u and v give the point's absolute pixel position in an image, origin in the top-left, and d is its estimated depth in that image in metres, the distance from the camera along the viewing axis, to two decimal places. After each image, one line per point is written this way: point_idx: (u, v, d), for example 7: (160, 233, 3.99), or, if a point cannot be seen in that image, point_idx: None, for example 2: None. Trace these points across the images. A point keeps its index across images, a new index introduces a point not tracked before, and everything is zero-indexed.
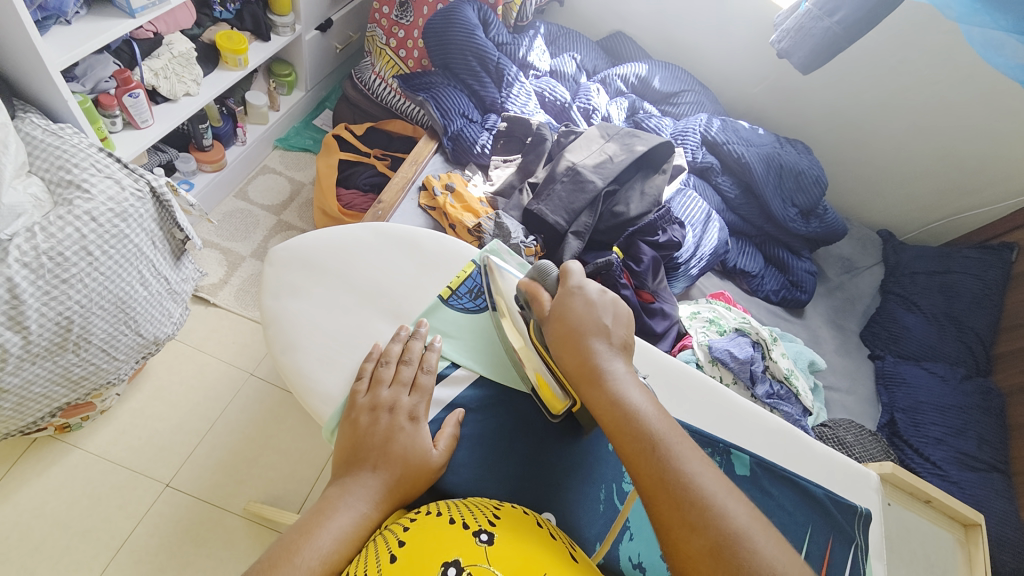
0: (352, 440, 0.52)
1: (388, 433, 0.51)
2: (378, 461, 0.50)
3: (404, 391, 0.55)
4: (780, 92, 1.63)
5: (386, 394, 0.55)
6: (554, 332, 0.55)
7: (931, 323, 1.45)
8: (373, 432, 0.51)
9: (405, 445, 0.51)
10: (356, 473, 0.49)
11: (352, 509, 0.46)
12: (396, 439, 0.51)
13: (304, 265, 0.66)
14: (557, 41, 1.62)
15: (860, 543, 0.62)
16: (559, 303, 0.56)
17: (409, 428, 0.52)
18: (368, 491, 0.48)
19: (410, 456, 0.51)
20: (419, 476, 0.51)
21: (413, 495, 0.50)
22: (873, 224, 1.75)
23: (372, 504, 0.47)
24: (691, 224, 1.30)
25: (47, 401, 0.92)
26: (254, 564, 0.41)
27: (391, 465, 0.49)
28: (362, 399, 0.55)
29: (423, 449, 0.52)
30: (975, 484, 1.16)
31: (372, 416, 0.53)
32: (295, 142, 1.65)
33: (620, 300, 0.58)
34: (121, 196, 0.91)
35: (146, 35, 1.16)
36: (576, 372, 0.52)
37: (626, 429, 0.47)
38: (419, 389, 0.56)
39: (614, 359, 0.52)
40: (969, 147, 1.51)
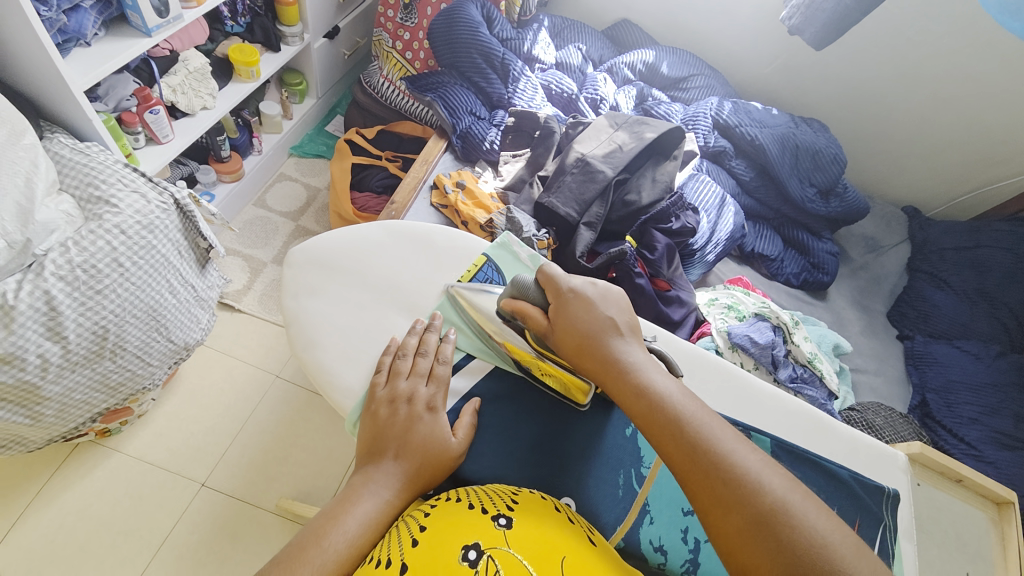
0: (373, 430, 0.53)
1: (407, 422, 0.53)
2: (399, 450, 0.51)
3: (422, 382, 0.57)
4: (793, 70, 1.59)
5: (403, 386, 0.56)
6: (558, 336, 0.56)
7: (963, 300, 1.39)
8: (392, 422, 0.53)
9: (423, 434, 0.52)
10: (378, 462, 0.51)
11: (376, 496, 0.48)
12: (416, 428, 0.53)
13: (320, 265, 0.68)
14: (561, 33, 1.61)
15: (888, 524, 0.62)
16: (555, 309, 0.57)
17: (427, 417, 0.54)
18: (390, 478, 0.49)
19: (428, 444, 0.52)
20: (439, 463, 0.52)
21: (433, 482, 0.52)
22: (897, 201, 1.70)
23: (394, 490, 0.49)
24: (705, 210, 1.28)
25: (88, 406, 0.97)
26: (285, 548, 0.43)
27: (412, 453, 0.51)
28: (381, 391, 0.56)
29: (442, 438, 0.53)
30: (1013, 464, 1.13)
31: (392, 407, 0.55)
32: (309, 149, 1.69)
33: (611, 289, 0.59)
34: (147, 208, 0.95)
35: (162, 53, 1.21)
36: (597, 369, 0.53)
37: (658, 419, 0.48)
38: (435, 379, 0.57)
39: (630, 349, 0.54)
40: (997, 116, 1.44)
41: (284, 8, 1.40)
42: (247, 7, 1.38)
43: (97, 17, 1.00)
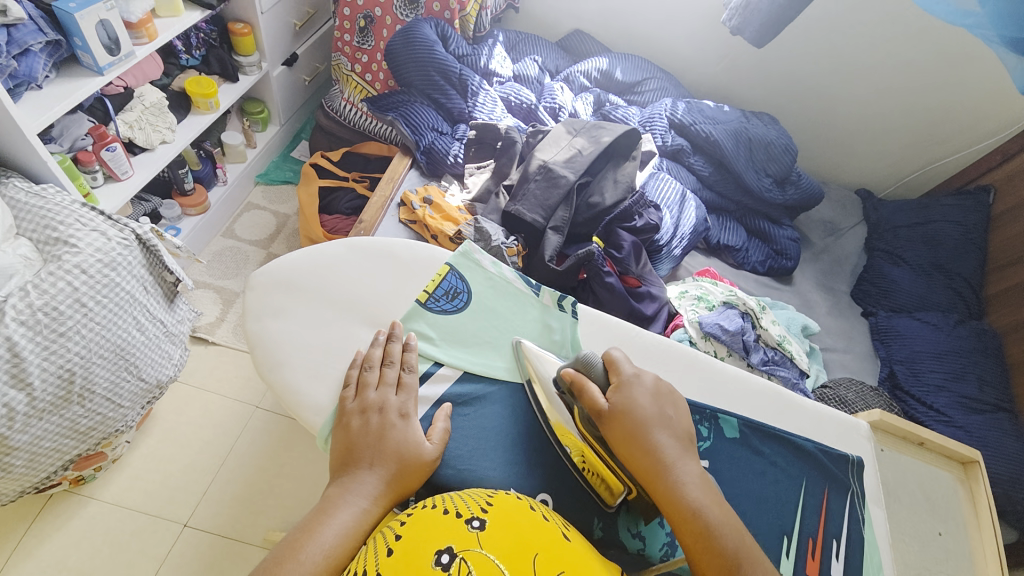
0: (346, 442, 0.55)
1: (380, 431, 0.55)
2: (373, 458, 0.53)
3: (391, 391, 0.58)
4: (740, 68, 1.67)
5: (373, 396, 0.58)
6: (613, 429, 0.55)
7: (918, 273, 1.46)
8: (365, 432, 0.55)
9: (396, 441, 0.54)
10: (353, 472, 0.52)
11: (353, 505, 0.50)
12: (389, 437, 0.54)
13: (283, 286, 0.68)
14: (517, 47, 1.65)
15: (856, 490, 0.65)
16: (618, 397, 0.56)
17: (400, 424, 0.56)
18: (366, 488, 0.51)
19: (402, 451, 0.54)
20: (414, 469, 0.54)
21: (410, 488, 0.53)
22: (850, 185, 1.78)
23: (371, 499, 0.51)
24: (667, 206, 1.33)
25: (58, 455, 0.94)
26: (262, 563, 0.45)
27: (386, 461, 0.53)
28: (351, 404, 0.58)
29: (416, 444, 0.55)
30: (980, 426, 1.18)
31: (363, 418, 0.56)
32: (275, 176, 1.69)
33: (671, 387, 0.60)
34: (108, 246, 0.93)
35: (116, 90, 1.19)
36: (648, 470, 0.53)
37: (706, 541, 0.48)
38: (405, 387, 0.59)
39: (684, 456, 0.54)
40: (931, 98, 1.54)
41: (239, 39, 1.41)
42: (202, 39, 1.39)
43: (47, 60, 0.99)
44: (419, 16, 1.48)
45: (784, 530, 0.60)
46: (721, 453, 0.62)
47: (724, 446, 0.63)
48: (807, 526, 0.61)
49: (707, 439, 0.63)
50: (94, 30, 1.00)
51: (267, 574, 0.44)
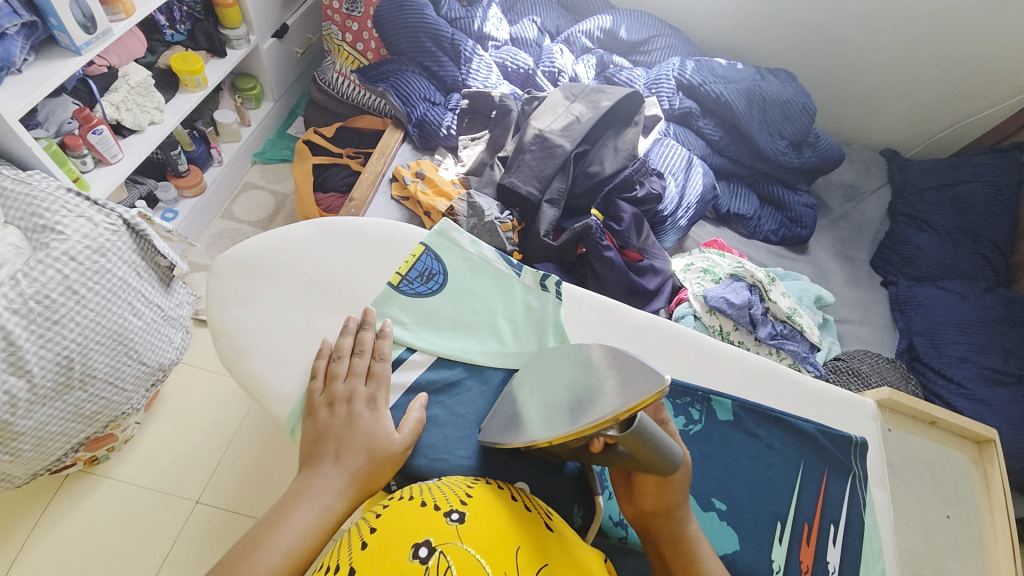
0: (315, 434, 0.54)
1: (347, 423, 0.53)
2: (339, 451, 0.52)
3: (360, 381, 0.57)
4: (755, 21, 1.54)
5: (341, 387, 0.56)
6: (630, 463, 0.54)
7: (945, 239, 1.37)
8: (332, 424, 0.54)
9: (363, 432, 0.53)
10: (318, 466, 0.51)
11: (316, 501, 0.48)
12: (356, 428, 0.53)
13: (247, 272, 0.66)
14: (514, 6, 1.56)
15: (857, 472, 0.65)
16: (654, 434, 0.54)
17: (368, 416, 0.54)
18: (330, 482, 0.50)
19: (369, 443, 0.52)
20: (382, 462, 0.52)
21: (379, 480, 0.52)
22: (874, 145, 1.66)
23: (336, 494, 0.49)
24: (672, 174, 1.26)
25: (67, 437, 0.97)
26: (218, 565, 0.44)
27: (353, 454, 0.51)
28: (320, 395, 0.56)
29: (383, 436, 0.53)
30: (1003, 401, 1.12)
31: (331, 410, 0.55)
32: (272, 154, 1.66)
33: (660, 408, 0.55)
34: (96, 232, 0.93)
35: (100, 71, 1.18)
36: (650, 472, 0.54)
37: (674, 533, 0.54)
38: (375, 378, 0.57)
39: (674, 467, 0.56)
40: (968, 46, 1.40)
41: (224, 11, 1.36)
42: (185, 13, 1.34)
43: (25, 44, 0.97)
44: None
45: (778, 516, 0.60)
46: (712, 435, 0.63)
47: (717, 428, 0.63)
48: (803, 512, 0.61)
49: (699, 422, 0.63)
50: (68, 9, 0.96)
51: (223, 574, 0.43)
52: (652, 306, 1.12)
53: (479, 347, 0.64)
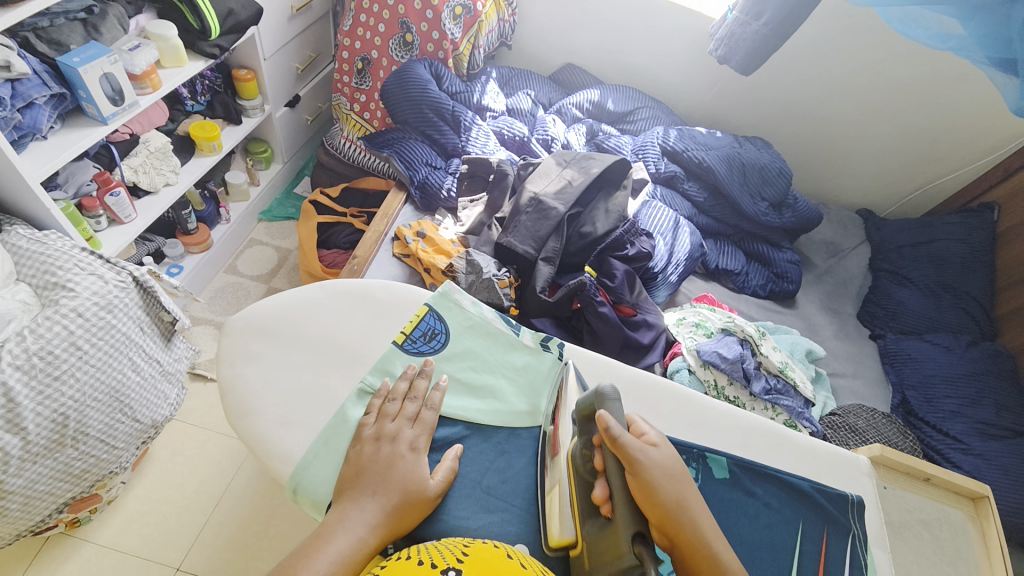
0: (357, 467, 0.58)
1: (389, 460, 0.58)
2: (377, 487, 0.56)
3: (407, 423, 0.61)
4: (730, 95, 1.69)
5: (390, 425, 0.61)
6: (654, 463, 0.54)
7: (926, 294, 1.42)
8: (375, 459, 0.58)
9: (403, 471, 0.57)
10: (356, 499, 0.55)
11: (350, 533, 0.52)
12: (397, 466, 0.57)
13: (258, 333, 0.70)
14: (510, 82, 1.70)
15: (856, 533, 0.66)
16: (674, 480, 0.55)
17: (409, 457, 0.58)
18: (366, 516, 0.53)
19: (407, 483, 0.56)
20: (416, 503, 0.56)
21: (411, 521, 0.55)
22: (850, 205, 1.76)
23: (369, 528, 0.52)
24: (661, 233, 1.32)
25: (52, 498, 0.94)
26: None
27: (390, 491, 0.55)
28: (368, 430, 0.61)
29: (420, 478, 0.57)
30: (1000, 454, 1.12)
31: (376, 445, 0.59)
32: (278, 212, 1.72)
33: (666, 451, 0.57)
34: (105, 289, 0.96)
35: (122, 137, 1.25)
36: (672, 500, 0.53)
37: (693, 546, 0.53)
38: (421, 422, 0.62)
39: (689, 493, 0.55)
40: (927, 118, 1.53)
41: (243, 84, 1.48)
42: (206, 86, 1.45)
43: (51, 112, 1.04)
44: (414, 57, 1.52)
45: None
46: (709, 495, 0.64)
47: (713, 487, 0.64)
48: (806, 575, 0.62)
49: (695, 480, 0.64)
50: (98, 83, 1.05)
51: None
52: (646, 360, 1.15)
53: (482, 406, 0.67)
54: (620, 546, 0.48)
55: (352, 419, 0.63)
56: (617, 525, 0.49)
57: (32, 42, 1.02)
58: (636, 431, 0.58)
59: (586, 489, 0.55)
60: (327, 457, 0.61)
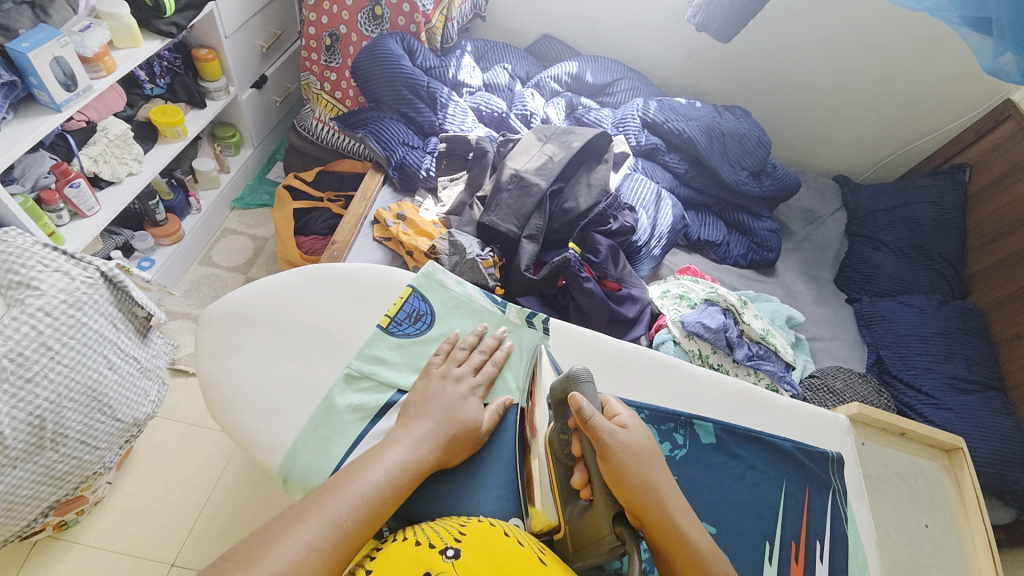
0: (422, 396, 0.62)
1: (454, 397, 0.62)
2: (439, 415, 0.60)
3: (471, 371, 0.65)
4: (709, 64, 1.67)
5: (456, 369, 0.65)
6: (624, 448, 0.53)
7: (900, 257, 1.46)
8: (442, 393, 0.62)
9: (466, 409, 0.61)
10: (418, 422, 0.59)
11: (411, 448, 0.56)
12: (459, 404, 0.62)
13: (237, 323, 0.68)
14: (485, 55, 1.64)
15: (837, 488, 0.69)
16: (650, 464, 0.54)
17: (472, 399, 0.63)
18: (427, 437, 0.58)
19: (466, 419, 0.61)
20: (469, 438, 0.60)
21: (461, 450, 0.60)
22: (828, 172, 1.79)
23: (429, 448, 0.57)
24: (643, 206, 1.32)
25: (36, 502, 0.92)
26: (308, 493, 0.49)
27: (449, 423, 0.59)
28: (436, 367, 0.65)
29: (478, 417, 0.62)
30: (969, 407, 1.18)
31: (442, 382, 0.63)
32: (251, 200, 1.67)
33: (643, 434, 0.56)
34: (72, 286, 0.92)
35: (78, 126, 1.19)
36: (642, 486, 0.52)
37: (669, 531, 0.52)
38: (483, 373, 0.66)
39: (667, 477, 0.55)
40: (901, 81, 1.54)
41: (204, 64, 1.40)
42: (165, 68, 1.37)
43: (3, 102, 0.97)
44: (384, 31, 1.45)
45: (765, 536, 0.63)
46: (697, 459, 0.66)
47: (700, 452, 0.66)
48: (789, 530, 0.64)
49: (683, 446, 0.66)
50: (49, 68, 0.98)
51: (297, 515, 0.46)
52: (632, 334, 1.16)
53: None
54: (603, 530, 0.51)
55: (339, 405, 0.63)
56: (597, 512, 0.52)
57: None
58: (609, 412, 0.58)
59: (566, 475, 0.57)
60: (316, 445, 0.61)
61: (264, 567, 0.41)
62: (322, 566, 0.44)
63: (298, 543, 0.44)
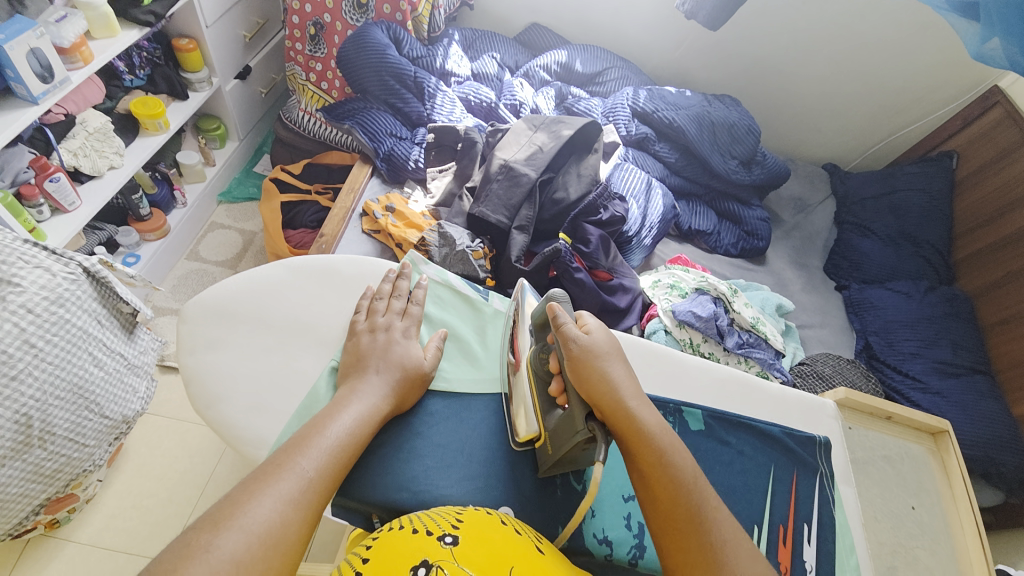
0: (356, 354, 0.63)
1: (386, 345, 0.63)
2: (381, 365, 0.61)
3: (398, 317, 0.67)
4: (698, 53, 1.66)
5: (381, 319, 0.66)
6: (585, 350, 0.58)
7: (888, 243, 1.47)
8: (373, 345, 0.63)
9: (402, 353, 0.63)
10: (362, 376, 0.60)
11: (365, 400, 0.58)
12: (397, 349, 0.63)
13: (220, 317, 0.68)
14: (473, 44, 1.62)
15: (824, 471, 0.69)
16: (601, 364, 0.57)
17: (404, 342, 0.64)
18: (375, 388, 0.59)
19: (407, 361, 0.63)
20: (415, 379, 0.63)
21: (411, 391, 0.63)
22: (817, 160, 1.79)
23: (380, 397, 0.59)
24: (634, 196, 1.31)
25: (26, 500, 0.91)
26: (269, 458, 0.49)
27: (392, 368, 0.62)
28: (362, 325, 0.66)
29: (417, 357, 0.64)
30: (956, 391, 1.19)
31: (372, 335, 0.64)
32: (238, 193, 1.64)
33: (605, 334, 0.61)
34: (53, 282, 0.89)
35: (57, 118, 1.15)
36: (593, 381, 0.56)
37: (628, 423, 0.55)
38: (410, 315, 0.68)
39: (625, 376, 0.58)
40: (890, 69, 1.54)
41: (185, 55, 1.37)
42: (145, 59, 1.35)
43: None
44: (370, 20, 1.43)
45: (755, 520, 0.64)
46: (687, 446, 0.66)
47: (690, 439, 0.67)
48: (778, 513, 0.65)
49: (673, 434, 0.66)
50: (25, 60, 0.96)
51: (262, 477, 0.45)
52: (624, 323, 1.16)
53: (468, 378, 0.69)
54: (577, 425, 0.55)
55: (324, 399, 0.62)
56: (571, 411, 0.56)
57: None
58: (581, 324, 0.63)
59: (543, 386, 0.61)
60: None
61: (238, 525, 0.41)
62: (296, 516, 0.44)
63: (270, 500, 0.44)
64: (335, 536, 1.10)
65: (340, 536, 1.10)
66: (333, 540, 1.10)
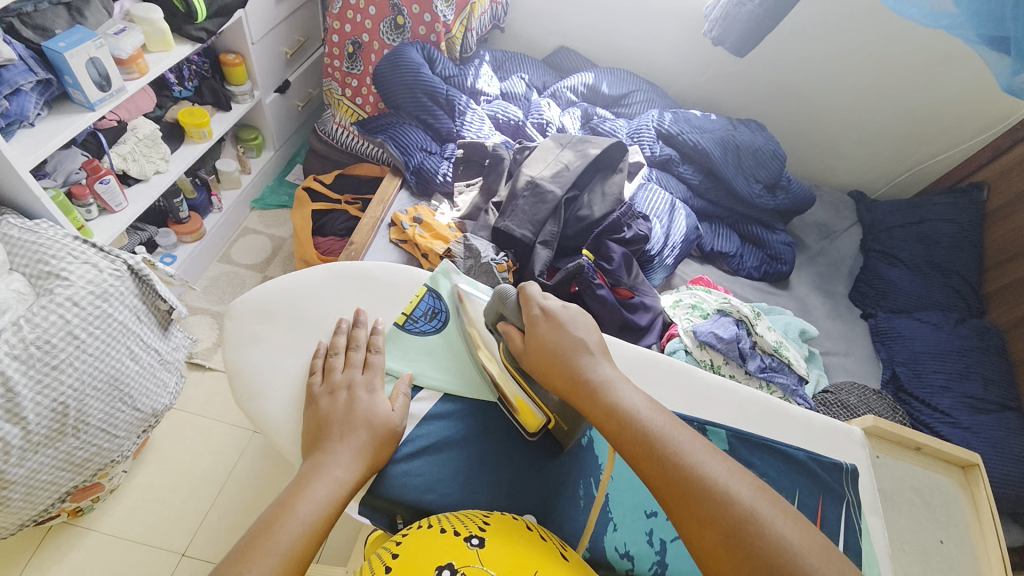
0: (318, 421, 0.60)
1: (347, 406, 0.60)
2: (343, 431, 0.58)
3: (357, 371, 0.65)
4: (724, 78, 1.68)
5: (340, 376, 0.64)
6: (544, 337, 0.61)
7: (916, 273, 1.45)
8: (333, 409, 0.60)
9: (365, 411, 0.60)
10: (325, 448, 0.57)
11: (329, 477, 0.54)
12: (359, 409, 0.60)
13: (262, 315, 0.71)
14: (503, 65, 1.67)
15: (850, 500, 0.68)
16: (567, 350, 0.60)
17: (366, 398, 0.62)
18: (340, 459, 0.56)
19: (371, 420, 0.60)
20: (384, 436, 0.60)
21: (382, 450, 0.59)
22: (842, 187, 1.78)
23: (346, 469, 0.55)
24: (657, 216, 1.32)
25: (56, 487, 0.94)
26: (229, 558, 0.46)
27: (357, 431, 0.58)
28: (319, 387, 0.63)
29: (384, 413, 0.61)
30: (987, 427, 1.15)
31: (332, 396, 0.62)
32: (271, 200, 1.70)
33: (579, 314, 0.64)
34: (99, 277, 0.95)
35: (109, 124, 1.23)
36: (563, 379, 0.59)
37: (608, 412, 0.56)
38: (370, 367, 0.65)
39: (599, 364, 0.59)
40: (918, 99, 1.54)
41: (231, 69, 1.45)
42: (194, 71, 1.42)
43: (38, 99, 1.01)
44: (406, 41, 1.49)
45: None
46: None
47: None
48: None
49: None
50: (85, 69, 1.02)
51: (241, 557, 0.46)
52: (645, 341, 1.16)
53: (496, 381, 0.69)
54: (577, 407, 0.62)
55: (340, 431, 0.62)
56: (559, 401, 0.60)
57: (17, 28, 0.98)
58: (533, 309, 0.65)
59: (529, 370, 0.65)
60: None
61: None
62: None
63: None
64: (348, 541, 1.11)
65: (353, 541, 1.11)
66: (346, 545, 1.10)
